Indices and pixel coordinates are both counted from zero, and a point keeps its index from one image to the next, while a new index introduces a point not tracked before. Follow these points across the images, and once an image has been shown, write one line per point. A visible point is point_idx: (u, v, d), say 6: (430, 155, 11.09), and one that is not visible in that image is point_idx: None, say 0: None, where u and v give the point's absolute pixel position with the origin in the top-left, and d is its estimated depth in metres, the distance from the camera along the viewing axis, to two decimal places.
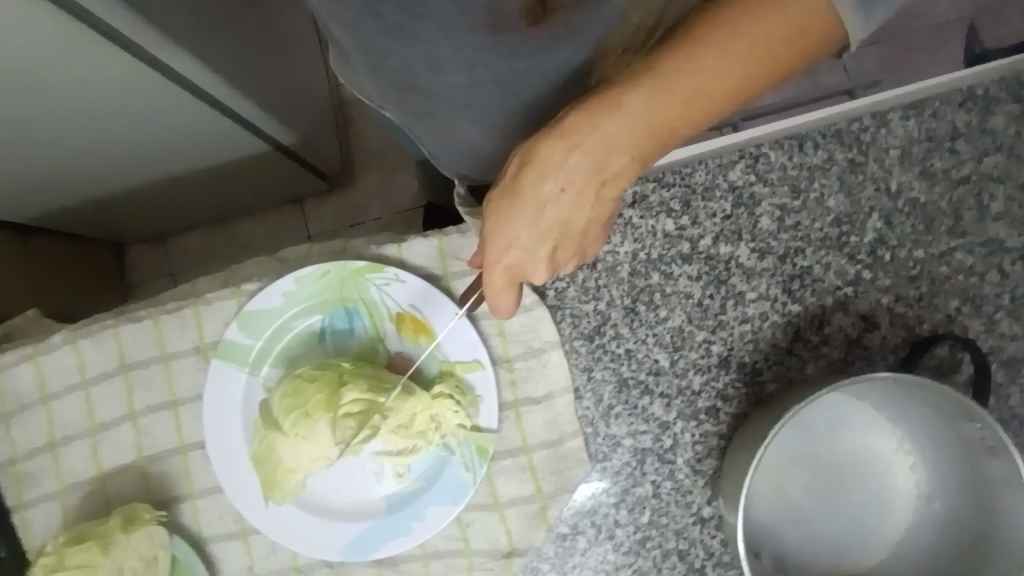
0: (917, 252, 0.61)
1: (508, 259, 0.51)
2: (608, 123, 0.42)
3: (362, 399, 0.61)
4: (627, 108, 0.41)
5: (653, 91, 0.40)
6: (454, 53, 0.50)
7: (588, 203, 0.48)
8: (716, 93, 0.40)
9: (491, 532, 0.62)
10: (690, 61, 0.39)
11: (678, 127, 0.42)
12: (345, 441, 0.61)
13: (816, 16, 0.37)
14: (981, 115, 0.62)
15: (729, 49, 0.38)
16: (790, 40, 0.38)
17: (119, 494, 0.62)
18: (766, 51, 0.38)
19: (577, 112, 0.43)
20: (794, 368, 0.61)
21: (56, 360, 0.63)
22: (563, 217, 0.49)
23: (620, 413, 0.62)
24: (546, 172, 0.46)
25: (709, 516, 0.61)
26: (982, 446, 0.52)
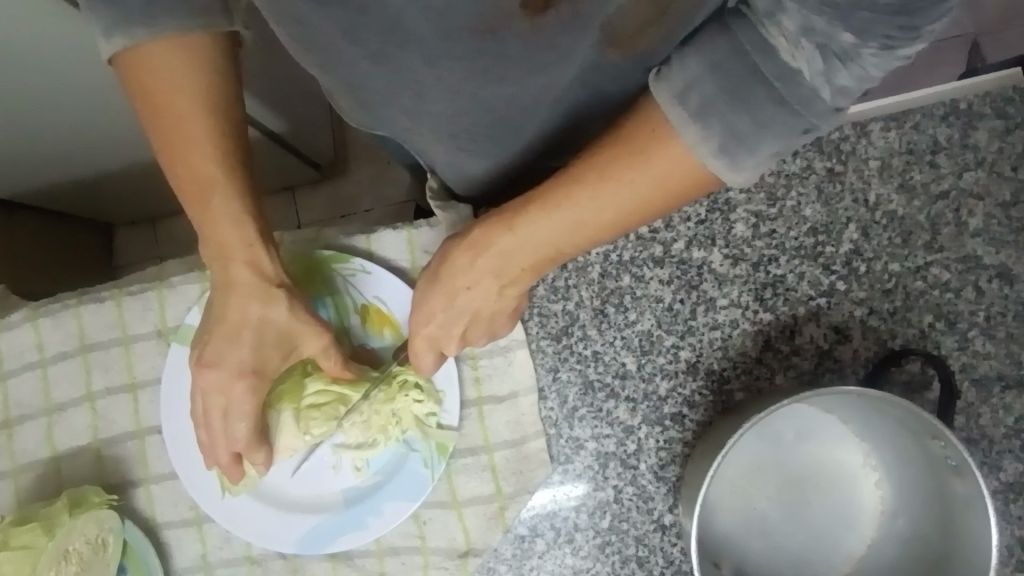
0: (893, 265, 0.61)
1: (427, 331, 0.52)
2: (501, 240, 0.45)
3: (328, 391, 0.61)
4: (516, 230, 0.44)
5: (535, 222, 0.44)
6: (437, 82, 0.45)
7: (494, 298, 0.50)
8: (593, 226, 0.43)
9: (449, 531, 0.61)
10: (568, 197, 0.42)
11: (566, 247, 0.45)
12: (310, 433, 0.60)
13: (679, 163, 0.39)
14: (964, 129, 0.61)
15: (603, 189, 0.41)
16: (658, 179, 0.40)
17: (73, 476, 0.61)
18: (638, 192, 0.41)
19: (480, 225, 0.46)
20: (763, 378, 0.60)
21: (16, 337, 0.62)
22: (473, 308, 0.50)
23: (584, 416, 0.61)
24: (459, 276, 0.48)
25: (670, 523, 0.59)
26: (946, 464, 0.51)
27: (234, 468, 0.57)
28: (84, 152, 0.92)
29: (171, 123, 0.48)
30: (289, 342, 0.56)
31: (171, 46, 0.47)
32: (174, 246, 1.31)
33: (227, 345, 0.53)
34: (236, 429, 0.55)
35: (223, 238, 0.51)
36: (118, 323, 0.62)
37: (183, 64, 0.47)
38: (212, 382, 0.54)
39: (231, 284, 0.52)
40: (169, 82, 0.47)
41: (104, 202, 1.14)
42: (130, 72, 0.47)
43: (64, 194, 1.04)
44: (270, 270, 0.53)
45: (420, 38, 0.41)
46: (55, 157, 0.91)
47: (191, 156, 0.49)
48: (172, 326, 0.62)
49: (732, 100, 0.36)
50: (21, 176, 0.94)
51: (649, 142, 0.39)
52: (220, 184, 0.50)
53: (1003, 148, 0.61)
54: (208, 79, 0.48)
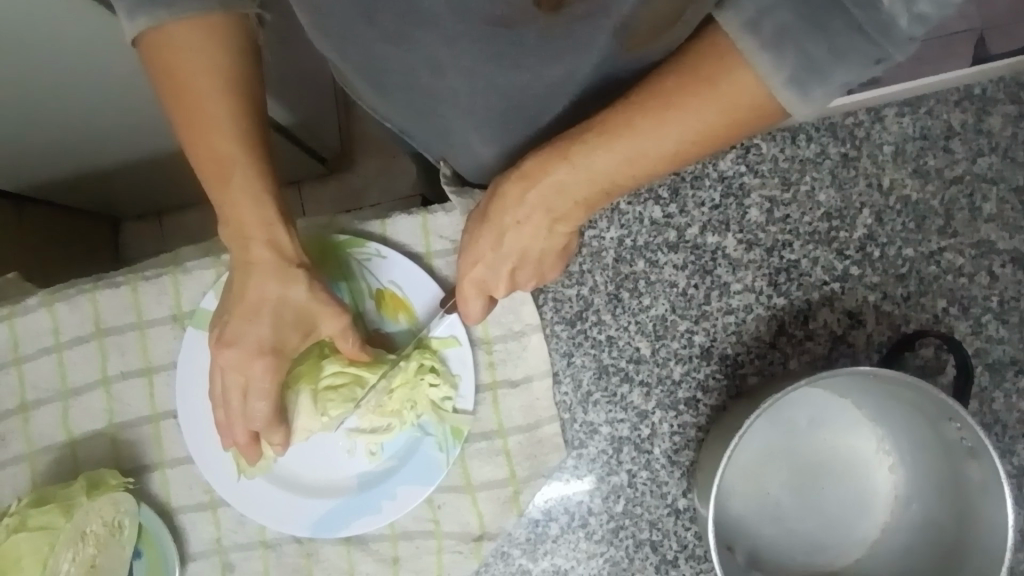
0: (906, 250, 0.61)
1: (474, 273, 0.53)
2: (557, 173, 0.45)
3: (346, 372, 0.61)
4: (574, 161, 0.45)
5: (593, 153, 0.44)
6: (456, 61, 0.45)
7: (544, 234, 0.50)
8: (652, 157, 0.43)
9: (463, 515, 0.61)
10: (631, 124, 0.42)
11: (620, 181, 0.46)
12: (327, 414, 0.60)
13: (747, 93, 0.39)
14: (977, 115, 0.61)
15: (666, 120, 0.41)
16: (723, 112, 0.40)
17: (88, 460, 0.61)
18: (702, 123, 0.41)
19: (534, 156, 0.46)
20: (777, 362, 0.60)
21: (31, 321, 0.62)
22: (522, 247, 0.51)
23: (598, 400, 0.61)
24: (511, 210, 0.48)
25: (684, 507, 0.59)
26: (961, 447, 0.51)
27: (250, 448, 0.57)
28: (95, 141, 0.92)
29: (191, 103, 0.48)
30: (307, 321, 0.56)
31: (192, 26, 0.47)
32: (181, 238, 1.31)
33: (245, 325, 0.53)
34: (254, 407, 0.56)
35: (241, 218, 0.51)
36: (133, 308, 0.62)
37: (204, 44, 0.47)
38: (231, 361, 0.54)
39: (250, 263, 0.52)
40: (189, 63, 0.47)
41: (113, 194, 1.14)
42: (150, 53, 0.47)
43: (74, 185, 1.05)
44: (289, 249, 0.53)
45: (441, 18, 0.41)
46: (65, 148, 0.91)
47: (211, 135, 0.49)
48: (187, 311, 0.62)
49: (803, 30, 0.36)
50: (32, 166, 0.94)
51: (718, 69, 0.39)
52: (240, 163, 0.50)
53: (1017, 133, 0.61)
54: (227, 59, 0.48)
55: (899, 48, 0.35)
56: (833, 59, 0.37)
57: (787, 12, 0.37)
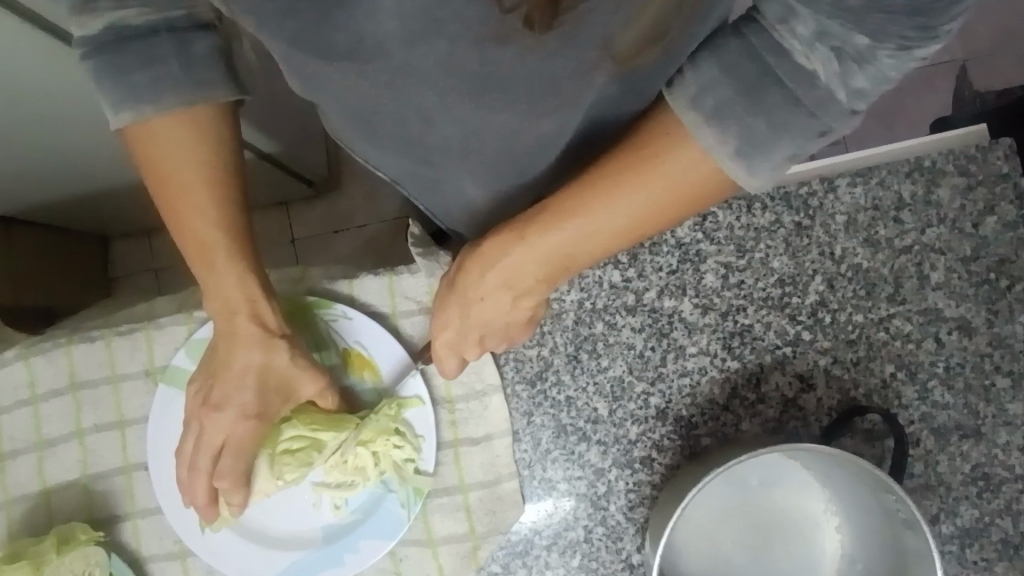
0: (857, 316, 0.63)
1: (445, 339, 0.55)
2: (512, 251, 0.47)
3: (304, 437, 0.62)
4: (529, 240, 0.47)
5: (548, 230, 0.46)
6: (446, 113, 0.47)
7: (508, 310, 0.52)
8: (606, 235, 0.45)
9: (424, 568, 0.63)
10: (584, 204, 0.44)
11: (577, 255, 0.47)
12: (284, 478, 0.61)
13: (693, 167, 0.42)
14: (927, 186, 0.63)
15: (613, 195, 0.44)
16: (671, 189, 0.43)
17: (62, 509, 0.63)
18: (655, 199, 0.43)
19: (493, 238, 0.48)
20: (730, 424, 0.62)
21: (6, 374, 0.64)
22: (486, 320, 0.53)
23: (556, 458, 0.63)
24: (479, 287, 0.50)
25: (638, 563, 0.62)
26: (898, 517, 0.54)
27: (210, 507, 0.59)
28: (87, 165, 0.94)
29: (176, 191, 0.51)
30: (287, 386, 0.59)
31: (181, 122, 0.49)
32: (168, 259, 1.33)
33: (228, 390, 0.57)
34: (227, 468, 0.58)
35: (223, 294, 0.54)
36: (108, 362, 0.64)
37: (189, 137, 0.49)
38: (218, 425, 0.57)
39: (234, 334, 0.56)
40: (175, 154, 0.49)
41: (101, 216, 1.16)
42: (138, 143, 0.49)
43: (62, 207, 1.06)
44: (271, 321, 0.56)
45: (423, 83, 0.44)
46: (54, 172, 0.93)
47: (197, 221, 0.51)
48: (159, 366, 0.64)
49: (744, 108, 0.39)
50: (23, 191, 0.96)
51: (661, 144, 0.42)
52: (223, 246, 0.53)
53: (965, 205, 0.63)
54: (212, 149, 0.50)
55: (839, 120, 0.38)
56: (773, 132, 0.39)
57: (730, 88, 0.39)
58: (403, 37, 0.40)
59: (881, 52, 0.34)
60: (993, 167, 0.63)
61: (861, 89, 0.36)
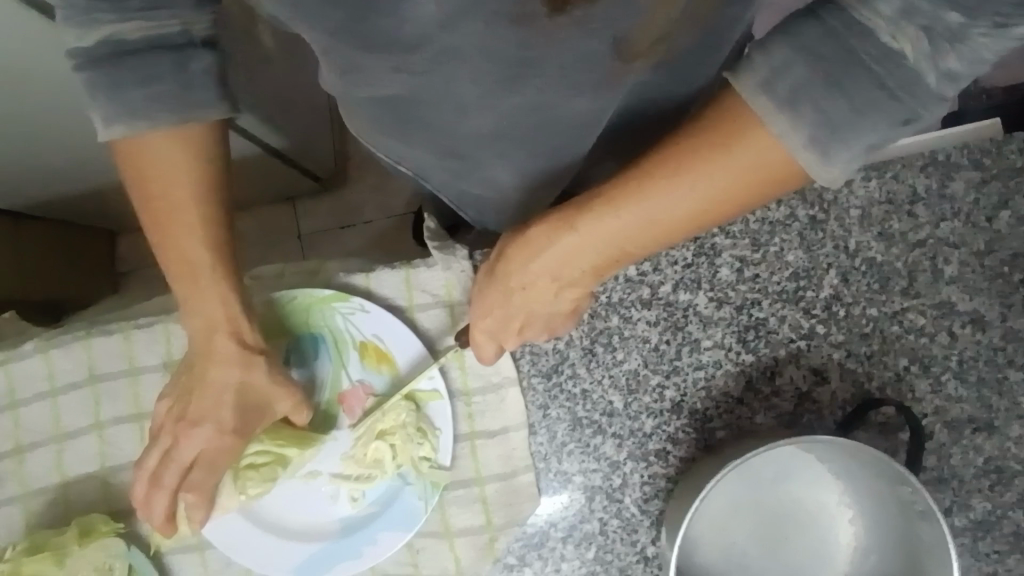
0: (870, 310, 0.63)
1: (483, 324, 0.55)
2: (562, 239, 0.46)
3: (269, 452, 0.61)
4: (579, 229, 0.45)
5: (604, 217, 0.44)
6: (479, 102, 0.48)
7: (550, 297, 0.52)
8: (662, 226, 0.43)
9: (440, 559, 0.63)
10: (640, 193, 0.42)
11: (630, 248, 0.46)
12: (246, 493, 0.61)
13: (762, 156, 0.39)
14: (942, 180, 0.63)
15: (677, 179, 0.41)
16: (740, 175, 0.40)
17: (81, 501, 0.64)
18: (719, 190, 0.41)
19: (541, 224, 0.47)
20: (744, 417, 0.63)
21: (27, 366, 0.65)
22: (528, 307, 0.53)
23: (572, 450, 0.63)
24: (529, 275, 0.49)
25: (653, 555, 0.62)
26: (913, 508, 0.54)
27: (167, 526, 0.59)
28: (100, 156, 0.95)
29: (161, 213, 0.51)
30: (262, 403, 0.60)
31: (166, 138, 0.48)
32: None
33: (205, 409, 0.58)
34: (197, 481, 0.58)
35: (208, 313, 0.55)
36: (126, 355, 0.65)
37: (179, 158, 0.49)
38: (193, 443, 0.58)
39: (212, 354, 0.57)
40: (161, 176, 0.49)
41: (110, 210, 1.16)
42: (124, 163, 0.49)
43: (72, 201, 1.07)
44: (250, 339, 0.57)
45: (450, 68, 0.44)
46: (67, 162, 0.93)
47: (184, 243, 0.52)
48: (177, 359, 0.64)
49: (817, 92, 0.36)
50: (36, 182, 0.96)
51: (735, 127, 0.39)
52: (207, 269, 0.53)
53: (980, 199, 0.63)
54: (195, 175, 0.50)
55: (926, 108, 0.35)
56: (855, 117, 0.36)
57: (801, 69, 0.36)
58: (437, 20, 0.40)
59: (975, 30, 0.31)
60: (1008, 161, 0.63)
61: (952, 72, 0.33)
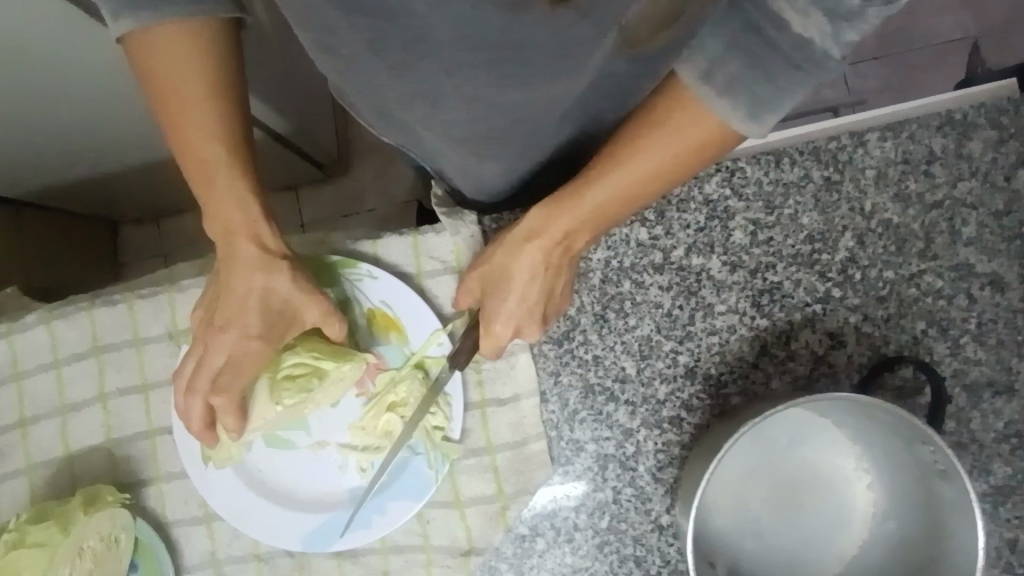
0: (887, 273, 0.62)
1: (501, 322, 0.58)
2: (561, 221, 0.52)
3: (305, 363, 0.61)
4: (576, 209, 0.51)
5: (584, 199, 0.51)
6: (455, 92, 0.46)
7: (559, 274, 0.57)
8: (644, 190, 0.50)
9: (452, 529, 0.62)
10: (623, 169, 0.48)
11: (621, 211, 0.52)
12: (282, 403, 0.61)
13: (709, 130, 0.46)
14: (958, 140, 0.62)
15: (640, 160, 0.48)
16: (701, 142, 0.46)
17: (87, 474, 0.63)
18: (685, 157, 0.47)
19: (541, 212, 0.53)
20: (759, 382, 0.62)
21: (30, 338, 0.64)
22: (542, 289, 0.57)
23: (584, 418, 0.62)
24: (524, 267, 0.55)
25: (667, 524, 0.61)
26: (934, 469, 0.53)
27: (206, 433, 0.59)
28: (100, 147, 0.93)
29: (176, 107, 0.52)
30: (291, 312, 0.59)
31: (180, 30, 0.50)
32: (178, 242, 1.32)
33: (232, 313, 0.57)
34: (227, 385, 0.58)
35: (226, 215, 0.55)
36: (131, 325, 0.64)
37: (183, 51, 0.50)
38: (222, 347, 0.57)
39: (234, 258, 0.56)
40: (176, 68, 0.51)
41: (111, 200, 1.15)
42: (139, 55, 0.50)
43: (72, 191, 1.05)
44: (272, 244, 0.56)
45: (434, 58, 0.42)
46: (65, 152, 0.92)
47: (197, 136, 0.52)
48: (182, 328, 0.63)
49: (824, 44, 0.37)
50: (35, 173, 0.95)
51: (672, 110, 0.46)
52: (222, 165, 0.54)
53: (997, 158, 0.62)
54: (209, 68, 0.51)
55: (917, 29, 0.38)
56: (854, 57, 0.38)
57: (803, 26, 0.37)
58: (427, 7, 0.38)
59: None
60: None
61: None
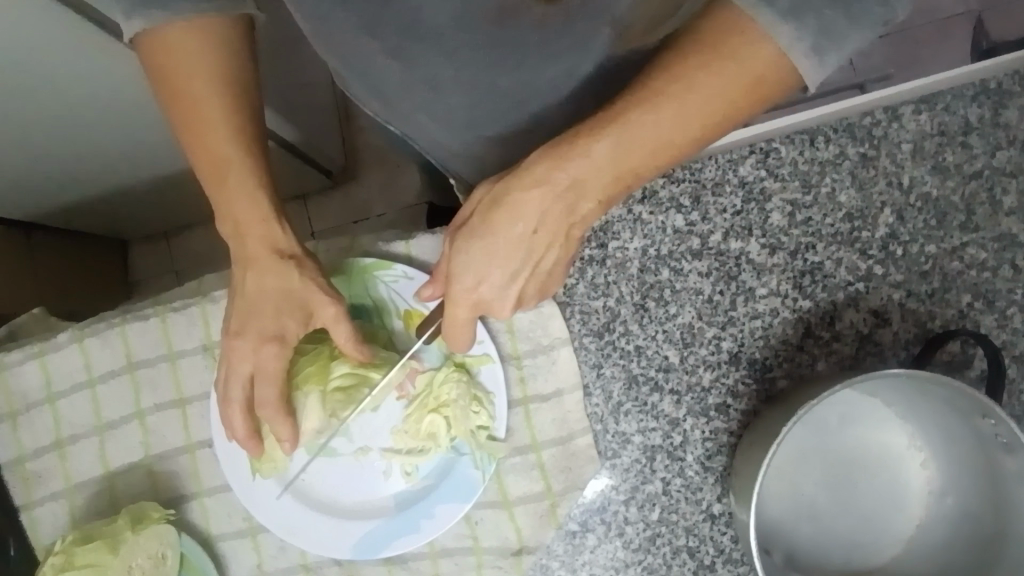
0: (929, 247, 0.61)
1: (478, 296, 0.51)
2: (572, 169, 0.43)
3: (353, 374, 0.60)
4: (592, 154, 0.42)
5: (599, 137, 0.41)
6: (455, 77, 0.47)
7: (557, 244, 0.49)
8: (671, 146, 0.42)
9: (501, 531, 0.61)
10: (648, 113, 0.40)
11: (638, 170, 0.44)
12: (334, 416, 0.60)
13: (764, 68, 0.38)
14: (994, 108, 0.61)
15: (665, 104, 0.40)
16: (741, 91, 0.39)
17: (127, 492, 0.62)
18: (720, 106, 0.39)
19: (544, 160, 0.44)
20: (805, 364, 0.61)
21: (63, 358, 0.63)
22: (537, 257, 0.50)
23: (629, 410, 0.61)
24: (516, 216, 0.46)
25: (719, 513, 0.60)
26: (995, 442, 0.52)
27: (252, 442, 0.57)
28: (113, 164, 0.92)
29: (188, 103, 0.49)
30: (307, 313, 0.55)
31: (190, 24, 0.47)
32: (189, 257, 1.30)
33: (250, 317, 0.54)
34: (263, 396, 0.56)
35: (240, 214, 0.51)
36: (163, 340, 0.63)
37: (204, 47, 0.48)
38: (243, 351, 0.54)
39: (249, 259, 0.52)
40: (189, 62, 0.48)
41: (122, 218, 1.14)
42: (151, 52, 0.47)
43: (83, 209, 1.03)
44: (286, 244, 0.53)
45: (439, 27, 0.42)
46: (74, 170, 0.90)
47: (210, 134, 0.49)
48: (216, 341, 0.63)
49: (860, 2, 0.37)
50: (47, 192, 0.93)
51: (722, 30, 0.37)
52: (236, 162, 0.50)
53: None
54: (224, 62, 0.49)
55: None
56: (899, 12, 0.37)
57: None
58: None
59: None
60: None
61: None
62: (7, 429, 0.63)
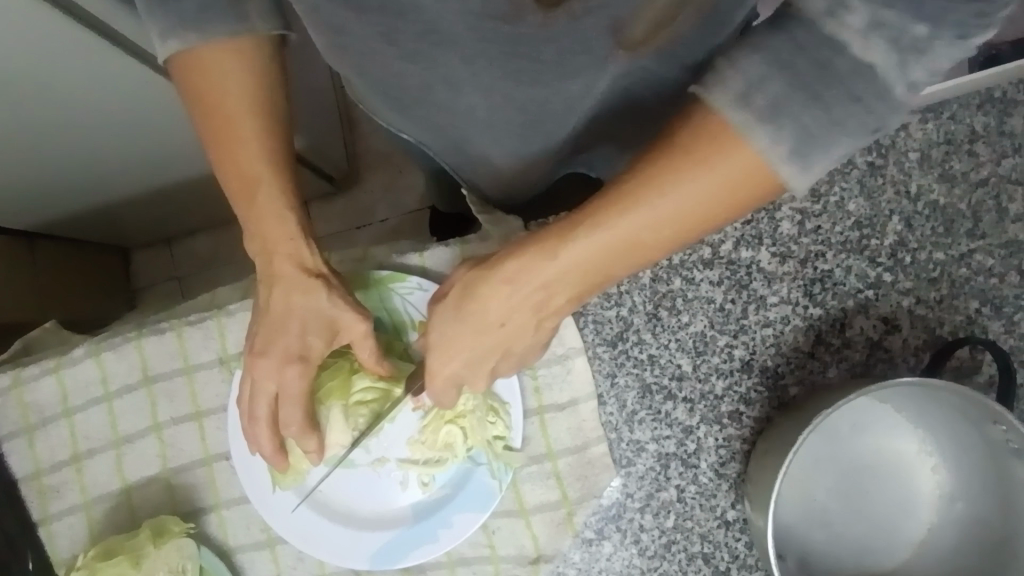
0: (937, 254, 0.62)
1: (451, 371, 0.50)
2: (544, 269, 0.42)
3: (375, 388, 0.61)
4: (564, 254, 0.41)
5: (572, 240, 0.40)
6: (472, 78, 0.44)
7: (529, 334, 0.48)
8: (643, 248, 0.40)
9: (518, 539, 0.61)
10: (619, 218, 0.38)
11: (611, 270, 0.42)
12: (359, 429, 0.61)
13: (739, 173, 0.36)
14: (999, 118, 0.63)
15: (640, 204, 0.38)
16: (723, 194, 0.36)
17: (144, 506, 0.62)
18: (697, 211, 0.37)
19: (515, 257, 0.43)
20: (817, 371, 0.62)
21: (79, 372, 0.63)
22: (506, 345, 0.48)
23: (643, 419, 0.62)
24: (487, 306, 0.45)
25: (733, 519, 0.61)
26: (1006, 448, 0.53)
27: (277, 459, 0.57)
28: (119, 173, 0.91)
29: (219, 122, 0.48)
30: (331, 330, 0.55)
31: (224, 44, 0.46)
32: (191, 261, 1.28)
33: (272, 336, 0.53)
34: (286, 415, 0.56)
35: (269, 232, 0.51)
36: (180, 353, 0.63)
37: (240, 68, 0.47)
38: (264, 371, 0.54)
39: (275, 277, 0.52)
40: (221, 82, 0.47)
41: (125, 227, 1.12)
42: (184, 72, 0.47)
43: (88, 218, 1.02)
44: (313, 262, 0.53)
45: (455, 39, 0.41)
46: (79, 180, 0.89)
47: (241, 154, 0.49)
48: (233, 354, 0.63)
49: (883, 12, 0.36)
50: (51, 202, 0.92)
51: (700, 139, 0.36)
52: (267, 181, 0.50)
53: None
54: (258, 80, 0.48)
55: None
56: None
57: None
58: None
59: None
60: None
61: None
62: (24, 444, 0.63)
